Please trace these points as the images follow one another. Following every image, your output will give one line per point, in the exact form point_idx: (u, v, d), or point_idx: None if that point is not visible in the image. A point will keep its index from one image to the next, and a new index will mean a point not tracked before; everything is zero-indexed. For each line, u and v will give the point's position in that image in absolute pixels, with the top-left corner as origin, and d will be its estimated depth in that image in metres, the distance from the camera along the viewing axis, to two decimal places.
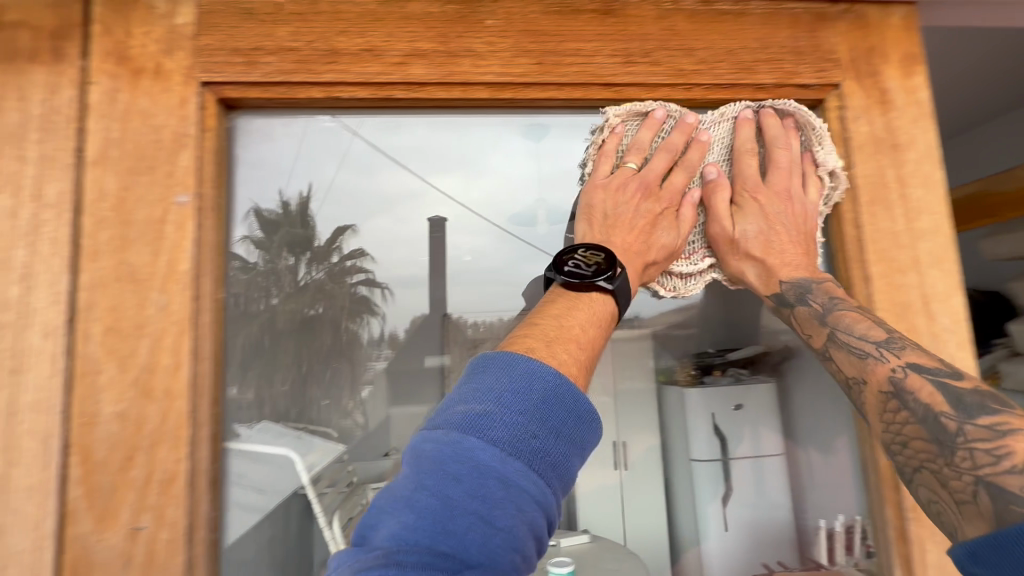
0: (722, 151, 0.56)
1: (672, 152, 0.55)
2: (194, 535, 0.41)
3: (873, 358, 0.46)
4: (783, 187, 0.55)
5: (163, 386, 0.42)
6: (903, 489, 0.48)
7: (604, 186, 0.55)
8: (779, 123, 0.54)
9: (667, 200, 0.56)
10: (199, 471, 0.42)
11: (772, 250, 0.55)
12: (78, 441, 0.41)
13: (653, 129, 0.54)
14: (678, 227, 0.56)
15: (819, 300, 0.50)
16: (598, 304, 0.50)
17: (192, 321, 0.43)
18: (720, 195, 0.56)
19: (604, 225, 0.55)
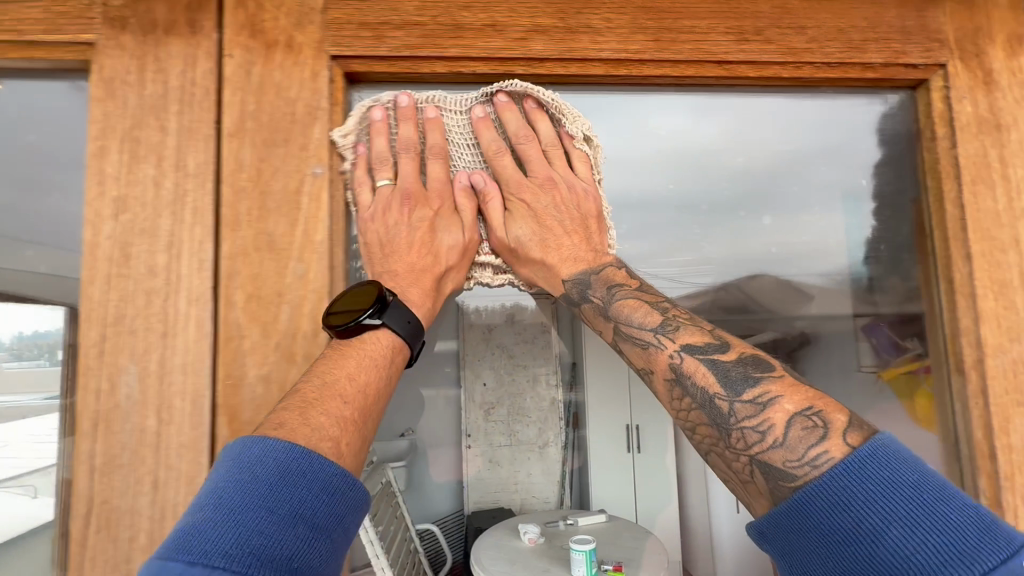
0: (471, 152, 0.53)
1: (414, 151, 0.50)
2: None
3: (654, 346, 0.47)
4: (544, 176, 0.53)
5: (304, 350, 0.44)
6: (999, 460, 0.49)
7: (373, 215, 0.49)
8: (518, 113, 0.52)
9: (438, 202, 0.52)
10: None
11: (548, 249, 0.53)
12: (226, 401, 0.43)
13: (491, 127, 0.52)
14: (460, 229, 0.52)
15: (599, 295, 0.51)
16: (372, 342, 0.45)
17: (328, 290, 0.45)
18: (492, 202, 0.52)
19: (384, 248, 0.50)
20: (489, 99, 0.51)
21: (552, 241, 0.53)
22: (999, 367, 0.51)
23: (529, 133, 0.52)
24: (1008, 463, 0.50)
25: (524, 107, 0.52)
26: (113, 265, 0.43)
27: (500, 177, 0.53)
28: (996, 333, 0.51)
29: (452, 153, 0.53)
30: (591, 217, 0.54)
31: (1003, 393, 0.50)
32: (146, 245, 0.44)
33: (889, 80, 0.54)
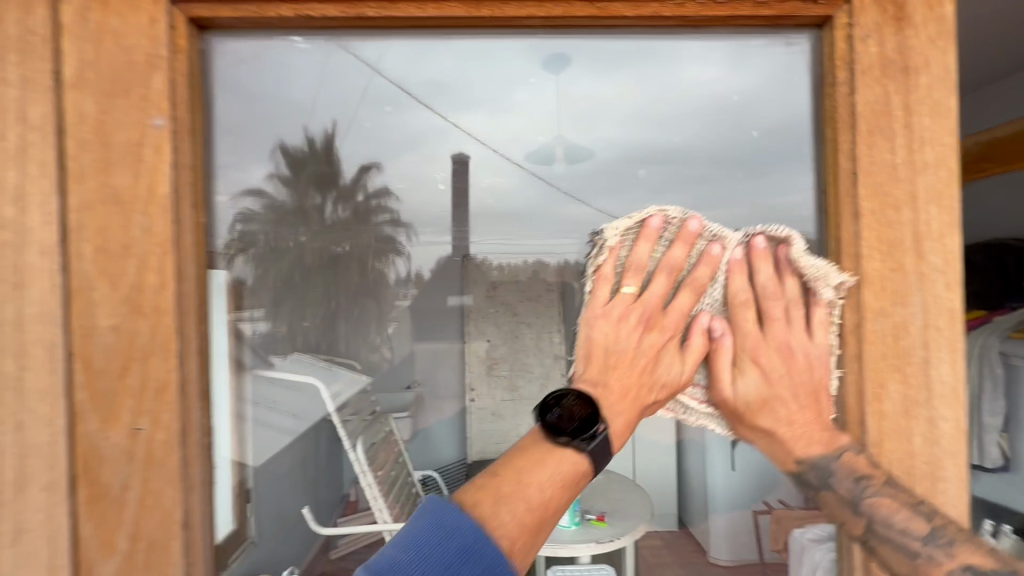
0: (717, 297, 0.55)
1: (672, 271, 0.56)
2: (187, 437, 0.46)
3: (925, 556, 0.47)
4: (782, 340, 0.53)
5: (151, 302, 0.45)
6: (869, 426, 0.48)
7: (604, 319, 0.59)
8: (770, 266, 0.54)
9: (672, 332, 0.56)
10: (189, 381, 0.46)
11: (766, 409, 0.53)
12: (79, 350, 0.45)
13: (651, 240, 0.57)
14: (683, 361, 0.55)
15: (846, 486, 0.49)
16: (569, 462, 0.51)
17: (174, 243, 0.45)
18: (719, 355, 0.54)
19: (607, 362, 0.58)
20: (749, 240, 0.55)
21: (781, 415, 0.53)
22: (879, 332, 0.48)
23: (774, 291, 0.53)
24: (877, 430, 0.48)
25: (734, 253, 0.55)
26: None
27: (735, 330, 0.54)
28: (879, 298, 0.48)
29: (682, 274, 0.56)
30: (823, 388, 0.51)
31: (880, 359, 0.48)
32: None
33: (787, 17, 0.48)
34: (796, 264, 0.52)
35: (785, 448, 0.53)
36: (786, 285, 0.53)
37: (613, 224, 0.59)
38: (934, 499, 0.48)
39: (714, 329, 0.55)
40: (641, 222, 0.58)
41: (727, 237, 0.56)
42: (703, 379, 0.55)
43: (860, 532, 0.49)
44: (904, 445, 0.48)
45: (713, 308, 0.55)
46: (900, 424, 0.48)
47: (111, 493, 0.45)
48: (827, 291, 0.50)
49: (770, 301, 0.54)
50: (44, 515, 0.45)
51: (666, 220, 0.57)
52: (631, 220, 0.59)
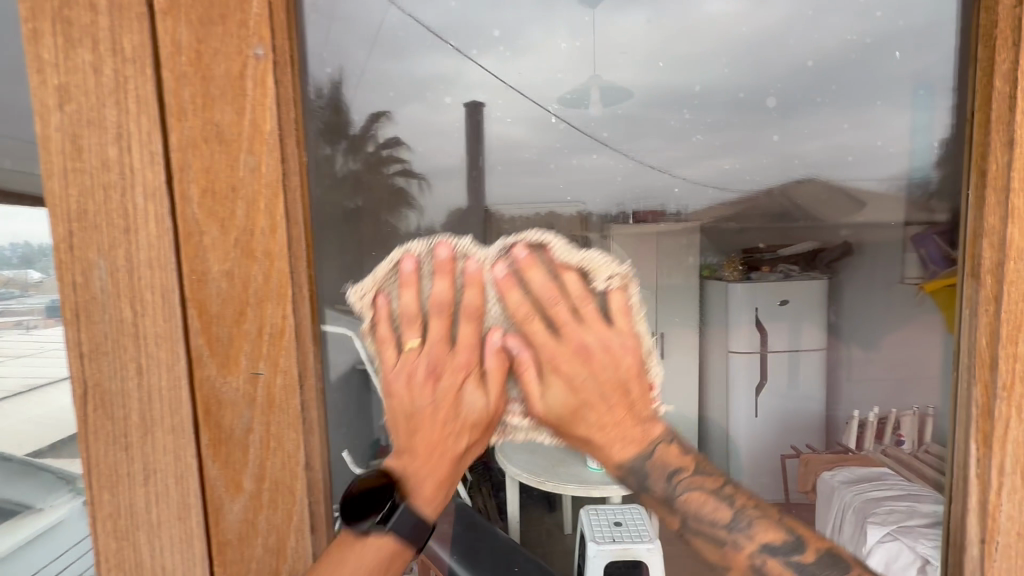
0: (502, 312, 0.48)
1: (442, 309, 0.47)
2: (305, 382, 0.46)
3: (729, 542, 0.49)
4: (577, 344, 0.49)
5: (264, 247, 0.44)
6: (1000, 370, 0.46)
7: (405, 428, 0.49)
8: (544, 273, 0.50)
9: (464, 370, 0.48)
10: (304, 327, 0.45)
11: (579, 417, 0.50)
12: (192, 295, 0.44)
13: (415, 287, 0.48)
14: (488, 393, 0.49)
15: (661, 486, 0.50)
16: (369, 552, 0.47)
17: (282, 184, 0.43)
18: (526, 371, 0.49)
19: (408, 424, 0.49)
20: (511, 256, 0.49)
21: (592, 421, 0.50)
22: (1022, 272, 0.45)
23: (557, 293, 0.49)
24: (1009, 372, 0.46)
25: (496, 272, 0.49)
26: (66, 158, 0.43)
27: (532, 345, 0.49)
28: None
29: (486, 311, 0.48)
30: (629, 379, 0.50)
31: (1020, 300, 0.45)
32: (96, 137, 0.42)
33: None
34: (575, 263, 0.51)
35: (605, 452, 0.51)
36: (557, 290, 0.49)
37: (354, 287, 0.48)
38: None
39: (509, 346, 0.48)
40: (427, 248, 0.49)
41: (484, 257, 0.49)
42: (518, 398, 0.50)
43: (714, 564, 0.50)
44: None
45: (495, 325, 0.48)
46: None
47: (234, 436, 0.45)
48: (599, 282, 0.51)
49: (552, 304, 0.49)
50: (171, 455, 0.45)
51: (419, 260, 0.48)
52: (376, 273, 0.48)
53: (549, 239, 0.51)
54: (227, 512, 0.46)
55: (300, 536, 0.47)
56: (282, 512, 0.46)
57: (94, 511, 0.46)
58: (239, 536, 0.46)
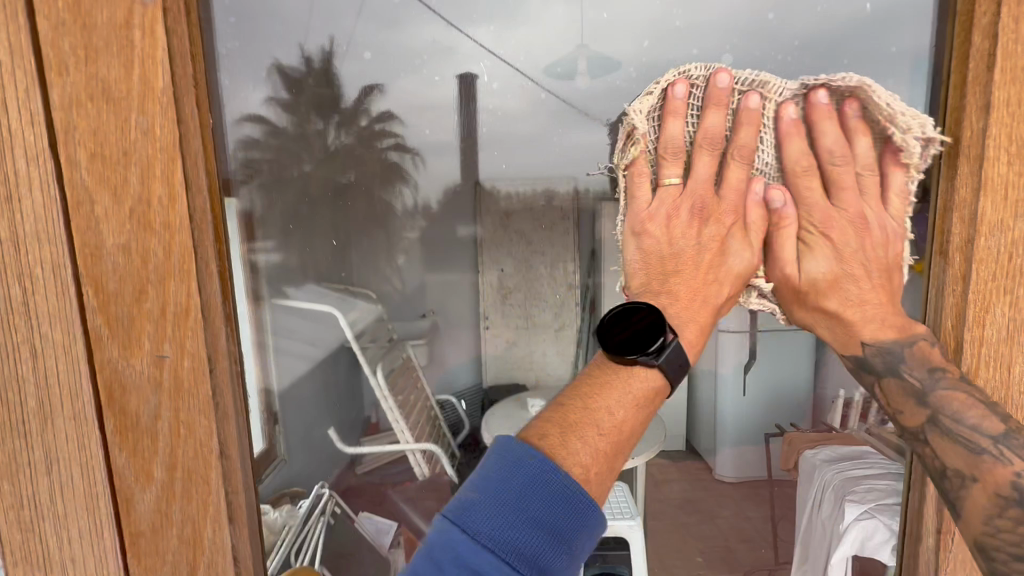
0: (772, 158, 0.49)
1: (710, 147, 0.50)
2: (216, 365, 0.42)
3: (990, 453, 0.41)
4: (856, 212, 0.47)
5: (162, 218, 0.39)
6: (964, 354, 0.43)
7: (661, 225, 0.53)
8: (836, 126, 0.47)
9: (732, 217, 0.51)
10: (213, 306, 0.42)
11: (835, 289, 0.48)
12: (86, 271, 0.40)
13: (680, 114, 0.49)
14: (750, 246, 0.51)
15: (918, 375, 0.44)
16: (638, 379, 0.46)
17: (179, 149, 0.39)
18: (785, 228, 0.50)
19: (662, 264, 0.53)
20: (806, 97, 0.47)
21: (853, 294, 0.48)
22: (992, 249, 0.42)
23: (812, 153, 0.48)
24: (974, 357, 0.43)
25: (784, 112, 0.48)
26: None
27: (801, 201, 0.49)
28: (998, 208, 0.41)
29: (757, 156, 0.50)
30: (896, 266, 0.46)
31: (989, 279, 0.42)
32: None
33: None
34: (872, 118, 0.46)
35: (850, 329, 0.48)
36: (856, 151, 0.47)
37: (634, 103, 0.51)
38: None
39: (773, 199, 0.50)
40: (704, 91, 0.49)
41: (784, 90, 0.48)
42: (764, 258, 0.51)
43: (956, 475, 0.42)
44: (1001, 375, 0.44)
45: (769, 175, 0.50)
46: (999, 352, 0.43)
47: (141, 423, 0.42)
48: (908, 145, 0.44)
49: (839, 167, 0.47)
50: (73, 444, 0.42)
51: (691, 85, 0.49)
52: (653, 90, 0.51)
53: (836, 79, 0.46)
54: (138, 503, 0.43)
55: (218, 526, 0.44)
56: (197, 502, 0.43)
57: None
58: (153, 527, 0.44)
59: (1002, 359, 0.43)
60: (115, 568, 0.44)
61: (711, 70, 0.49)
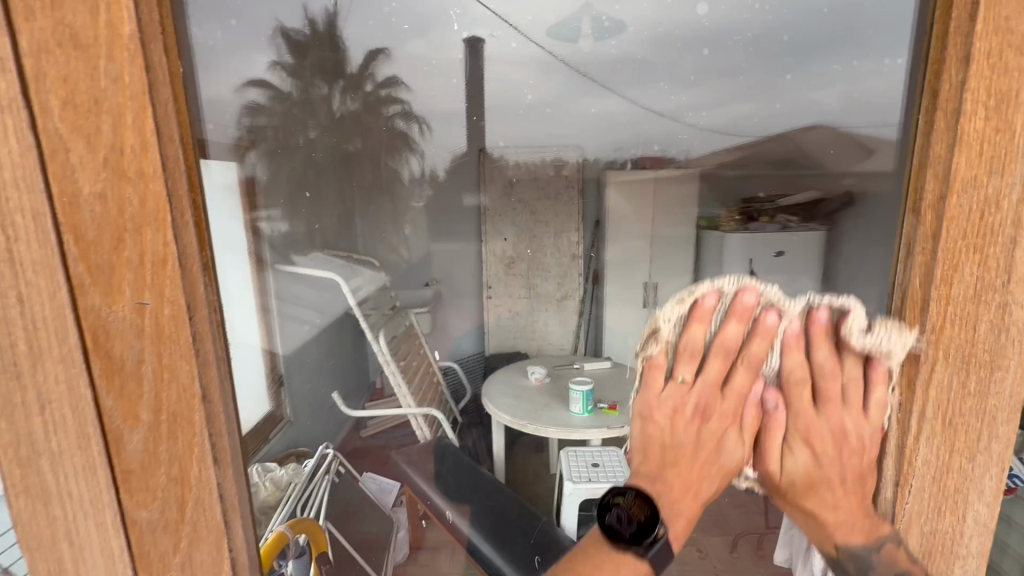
0: (772, 373, 0.49)
1: (726, 358, 0.51)
2: (196, 313, 0.44)
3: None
4: (838, 428, 0.48)
5: (136, 167, 0.40)
6: (930, 313, 0.43)
7: (657, 421, 0.55)
8: (827, 349, 0.48)
9: (730, 419, 0.51)
10: (190, 254, 0.43)
11: (812, 493, 0.50)
12: (66, 219, 0.41)
13: (705, 322, 0.51)
14: (743, 442, 0.52)
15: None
16: (629, 571, 0.52)
17: (149, 97, 0.39)
18: (773, 430, 0.50)
19: (668, 452, 0.54)
20: (807, 317, 0.48)
21: (827, 500, 0.50)
22: (964, 207, 0.41)
23: (808, 376, 0.48)
24: (939, 315, 0.43)
25: (791, 329, 0.48)
26: None
27: (790, 415, 0.50)
28: (973, 164, 0.40)
29: (765, 361, 0.49)
30: (870, 469, 0.48)
31: (958, 238, 0.42)
32: None
33: None
34: (869, 355, 0.46)
35: (825, 532, 0.51)
36: (846, 363, 0.47)
37: (662, 314, 0.53)
38: (988, 390, 0.45)
39: (767, 401, 0.50)
40: (727, 302, 0.50)
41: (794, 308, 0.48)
42: (754, 454, 0.52)
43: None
44: (967, 334, 0.44)
45: (769, 379, 0.50)
46: (968, 312, 0.43)
47: (126, 368, 0.44)
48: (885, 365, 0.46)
49: (829, 379, 0.48)
50: (64, 385, 0.44)
51: (721, 298, 0.51)
52: (676, 305, 0.53)
53: (835, 304, 0.47)
54: (128, 443, 0.45)
55: (203, 466, 0.46)
56: (182, 443, 0.45)
57: None
58: (143, 466, 0.46)
59: (969, 318, 0.43)
60: (110, 502, 0.47)
61: (736, 287, 0.51)
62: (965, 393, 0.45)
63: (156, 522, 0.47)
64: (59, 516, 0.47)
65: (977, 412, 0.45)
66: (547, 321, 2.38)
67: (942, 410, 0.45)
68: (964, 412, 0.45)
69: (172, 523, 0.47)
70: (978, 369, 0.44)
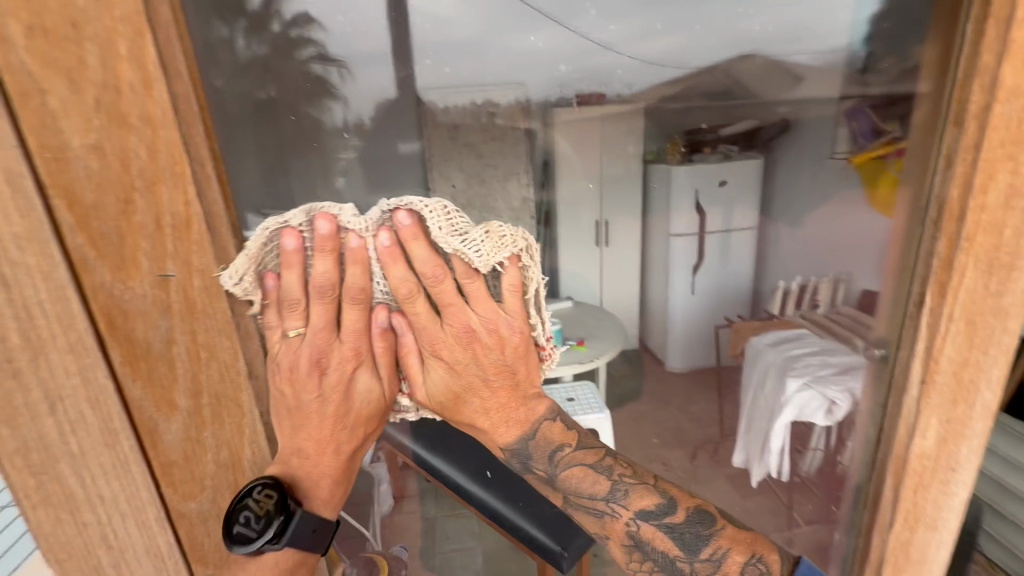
0: (388, 292, 0.43)
1: (321, 298, 0.41)
2: (231, 282, 0.38)
3: (609, 514, 0.56)
4: (394, 326, 0.45)
5: (141, 109, 0.33)
6: (966, 221, 0.46)
7: (283, 383, 0.43)
8: (427, 249, 0.42)
9: (356, 357, 0.45)
10: (216, 214, 0.37)
11: (462, 403, 0.50)
12: (53, 180, 0.34)
13: (299, 267, 0.40)
14: (379, 378, 0.47)
15: (543, 466, 0.55)
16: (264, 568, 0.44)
17: (146, 18, 0.32)
18: (408, 357, 0.47)
19: (293, 420, 0.45)
20: (398, 221, 0.41)
21: (476, 407, 0.51)
22: (1006, 116, 0.43)
23: (434, 280, 0.43)
24: (974, 223, 0.46)
25: (385, 242, 0.41)
26: None
27: (418, 330, 0.45)
28: (1018, 74, 0.42)
29: (376, 289, 0.43)
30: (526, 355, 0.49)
31: (998, 147, 0.44)
32: None
33: None
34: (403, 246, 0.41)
35: (490, 436, 0.54)
36: (442, 269, 0.42)
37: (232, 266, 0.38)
38: (1007, 289, 0.49)
39: (394, 326, 0.45)
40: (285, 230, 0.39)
41: (363, 224, 0.40)
42: (407, 383, 0.48)
43: (597, 530, 0.58)
44: (995, 238, 0.47)
45: (387, 306, 0.44)
46: (999, 217, 0.46)
47: (153, 349, 0.38)
48: (451, 250, 0.42)
49: (443, 285, 0.43)
50: (78, 377, 0.38)
51: (294, 234, 0.39)
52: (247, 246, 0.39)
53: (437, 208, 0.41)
54: (165, 433, 0.41)
55: (257, 446, 0.43)
56: (230, 426, 0.41)
57: None
58: (185, 455, 0.41)
59: (1000, 225, 0.46)
60: (150, 499, 0.42)
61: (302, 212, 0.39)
62: (987, 293, 0.49)
63: (208, 511, 0.44)
64: (89, 521, 0.42)
65: (994, 310, 0.49)
66: None
67: (968, 310, 0.49)
68: (984, 310, 0.49)
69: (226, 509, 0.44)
70: (1000, 270, 0.48)
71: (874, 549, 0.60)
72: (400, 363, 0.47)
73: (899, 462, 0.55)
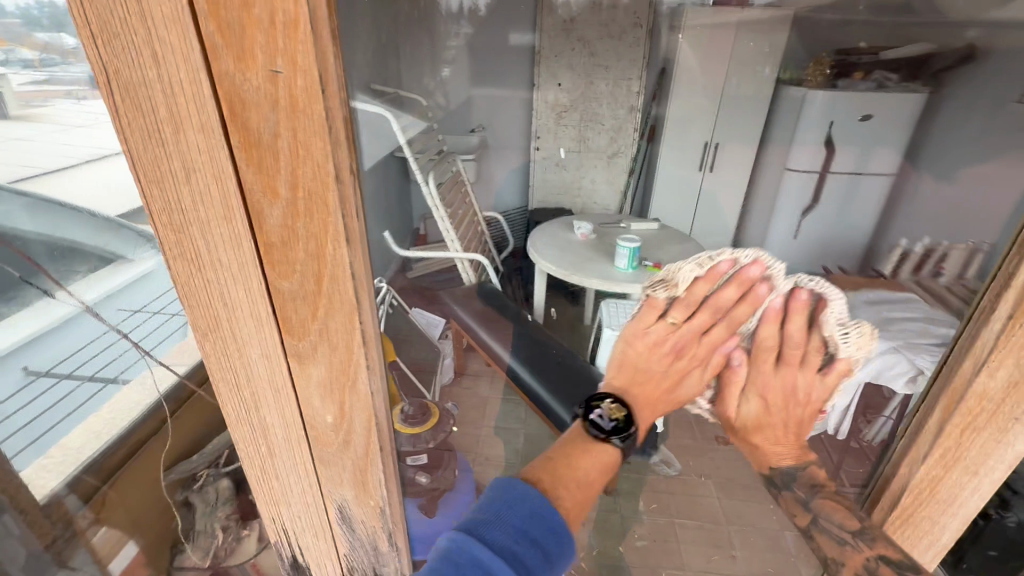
0: (749, 335, 0.67)
1: (715, 311, 0.68)
2: (327, 89, 0.43)
3: (852, 546, 0.64)
4: (738, 359, 0.70)
5: None
6: None
7: (648, 342, 0.79)
8: (807, 320, 0.62)
9: (700, 359, 0.75)
10: (320, 17, 0.40)
11: (758, 429, 0.74)
12: None
13: (714, 280, 0.66)
14: (703, 385, 0.78)
15: (803, 491, 0.71)
16: (608, 453, 0.76)
17: None
18: (733, 375, 0.73)
19: (642, 375, 0.84)
20: (798, 291, 0.62)
21: (768, 436, 0.74)
22: None
23: (780, 345, 0.65)
24: None
25: (787, 300, 0.62)
26: None
27: (753, 367, 0.70)
28: None
29: (747, 325, 0.66)
30: (802, 419, 0.71)
31: None
32: None
33: None
34: (799, 315, 0.62)
35: (764, 456, 0.76)
36: (810, 339, 0.63)
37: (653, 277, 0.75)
38: None
39: (734, 354, 0.70)
40: (735, 265, 0.64)
41: (780, 281, 0.63)
42: (712, 394, 0.77)
43: (832, 557, 0.66)
44: None
45: (743, 337, 0.68)
46: None
47: (263, 141, 0.45)
48: (831, 333, 0.62)
49: (792, 348, 0.65)
50: (205, 155, 0.46)
51: (735, 262, 0.64)
52: (705, 256, 0.68)
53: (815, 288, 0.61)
54: (269, 217, 0.49)
55: (337, 247, 0.50)
56: (318, 222, 0.48)
57: (149, 205, 0.49)
58: (282, 240, 0.50)
59: None
60: (255, 271, 0.52)
61: (751, 253, 0.64)
62: None
63: (297, 292, 0.53)
64: (212, 279, 0.53)
65: None
66: (593, 181, 3.05)
67: None
68: None
69: (310, 294, 0.53)
70: None
71: (898, 477, 0.60)
72: (715, 373, 0.75)
73: (952, 397, 0.53)
